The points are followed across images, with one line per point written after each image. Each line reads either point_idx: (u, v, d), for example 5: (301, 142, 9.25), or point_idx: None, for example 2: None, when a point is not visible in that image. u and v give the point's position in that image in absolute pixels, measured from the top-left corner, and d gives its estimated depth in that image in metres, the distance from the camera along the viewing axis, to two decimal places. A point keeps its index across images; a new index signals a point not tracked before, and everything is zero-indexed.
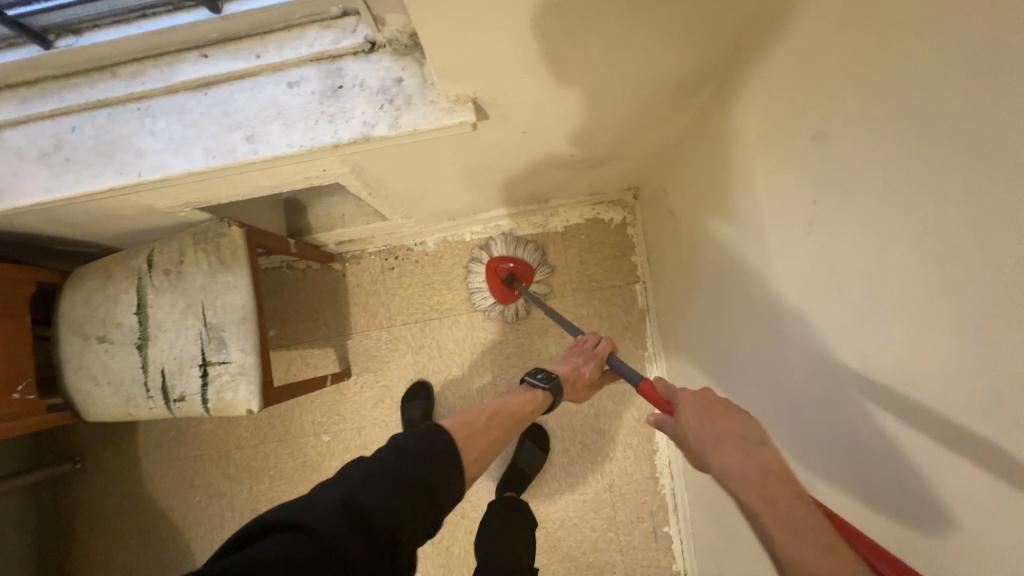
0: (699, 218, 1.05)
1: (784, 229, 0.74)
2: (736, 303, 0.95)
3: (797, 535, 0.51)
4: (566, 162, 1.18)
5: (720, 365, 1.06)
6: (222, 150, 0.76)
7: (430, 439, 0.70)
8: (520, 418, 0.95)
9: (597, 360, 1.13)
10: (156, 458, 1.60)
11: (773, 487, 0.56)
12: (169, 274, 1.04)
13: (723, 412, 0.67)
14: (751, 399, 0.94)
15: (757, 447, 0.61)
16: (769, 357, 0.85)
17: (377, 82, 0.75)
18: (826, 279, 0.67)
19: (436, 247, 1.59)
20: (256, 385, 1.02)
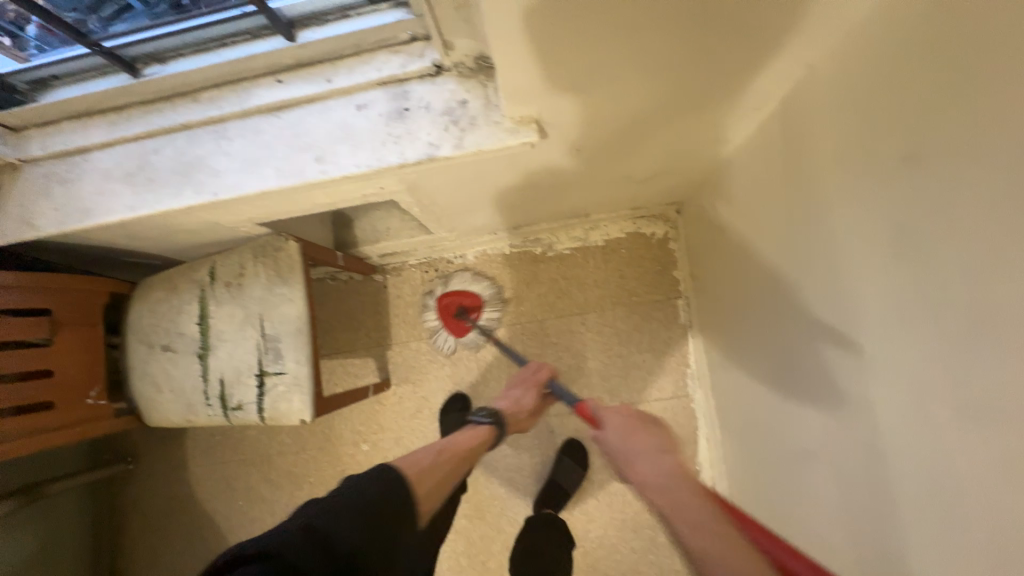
0: (750, 236, 1.03)
1: (851, 253, 0.71)
2: (789, 326, 0.91)
3: (698, 527, 0.57)
4: (612, 178, 1.18)
5: (771, 388, 1.03)
6: (293, 171, 0.79)
7: (378, 475, 0.74)
8: (468, 454, 0.94)
9: (536, 386, 1.22)
10: (202, 461, 1.65)
11: (677, 488, 0.63)
12: (230, 286, 1.08)
13: (638, 426, 0.76)
14: (808, 426, 0.90)
15: (661, 455, 0.69)
16: (828, 385, 0.81)
17: (442, 104, 0.77)
18: (902, 310, 0.63)
19: (476, 260, 1.60)
20: (310, 396, 1.04)
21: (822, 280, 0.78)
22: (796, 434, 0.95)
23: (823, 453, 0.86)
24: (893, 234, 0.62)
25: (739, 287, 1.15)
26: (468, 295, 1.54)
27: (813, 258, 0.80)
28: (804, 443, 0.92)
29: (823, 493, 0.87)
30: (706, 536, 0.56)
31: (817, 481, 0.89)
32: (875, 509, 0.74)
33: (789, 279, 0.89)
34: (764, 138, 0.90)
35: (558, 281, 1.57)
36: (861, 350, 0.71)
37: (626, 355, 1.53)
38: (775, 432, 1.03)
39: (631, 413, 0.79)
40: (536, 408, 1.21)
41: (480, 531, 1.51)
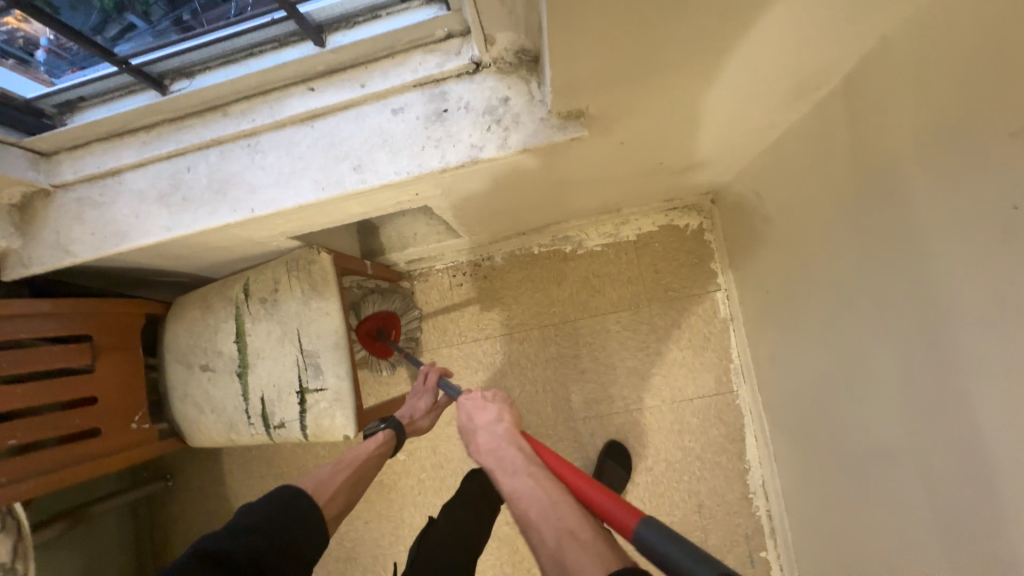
0: (806, 224, 0.97)
1: (948, 242, 0.64)
2: (861, 320, 0.85)
3: (514, 475, 0.71)
4: (649, 170, 1.13)
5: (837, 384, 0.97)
6: (331, 181, 0.76)
7: (274, 496, 0.76)
8: (374, 462, 0.96)
9: (431, 392, 1.15)
10: (240, 476, 1.65)
11: (504, 450, 0.78)
12: (265, 302, 1.06)
13: (485, 406, 0.90)
14: (885, 425, 0.84)
15: (495, 425, 0.83)
16: (914, 383, 0.75)
17: (482, 103, 0.73)
18: (1014, 305, 0.56)
19: (503, 261, 1.56)
20: (352, 412, 1.01)
21: (904, 270, 0.72)
22: (868, 433, 0.89)
23: (905, 454, 0.80)
24: (1007, 222, 0.56)
25: (790, 278, 1.09)
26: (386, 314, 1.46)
27: (892, 246, 0.74)
28: (879, 444, 0.86)
29: (905, 496, 0.82)
30: (518, 480, 0.70)
31: (897, 484, 0.83)
32: (976, 517, 0.68)
33: (858, 269, 0.83)
34: (823, 120, 0.84)
35: (589, 279, 1.52)
36: (959, 347, 0.65)
37: (664, 352, 1.48)
38: (841, 430, 0.98)
39: (485, 396, 0.93)
40: (433, 409, 1.17)
41: (523, 538, 1.48)
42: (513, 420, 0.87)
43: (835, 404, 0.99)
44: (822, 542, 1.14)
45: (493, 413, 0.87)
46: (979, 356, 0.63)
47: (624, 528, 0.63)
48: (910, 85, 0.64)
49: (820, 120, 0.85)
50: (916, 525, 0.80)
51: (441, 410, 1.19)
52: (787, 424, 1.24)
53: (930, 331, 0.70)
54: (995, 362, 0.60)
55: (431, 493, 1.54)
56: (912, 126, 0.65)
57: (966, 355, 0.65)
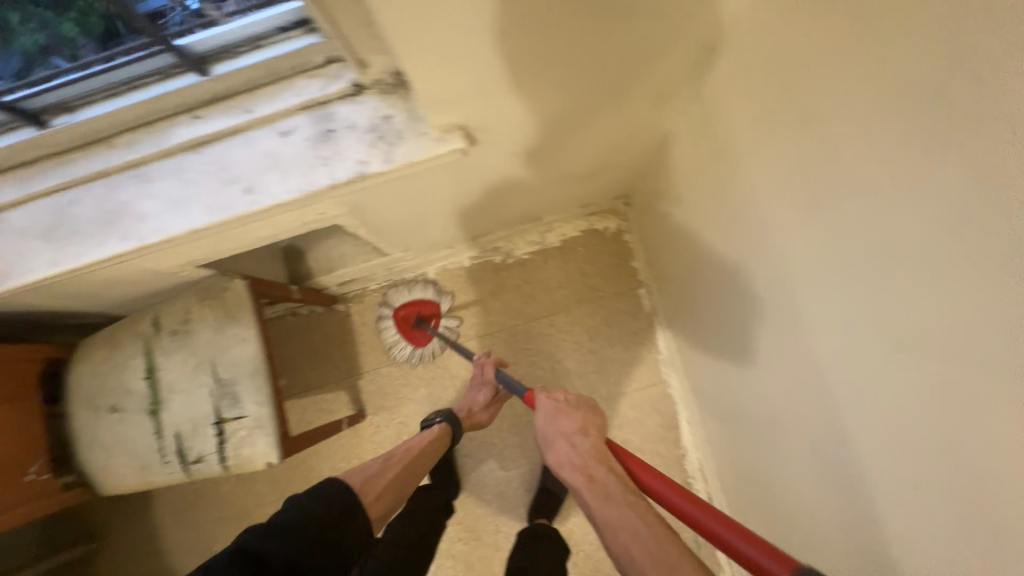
0: (694, 216, 1.06)
1: (783, 222, 0.72)
2: (744, 299, 0.93)
3: (608, 503, 0.68)
4: (556, 178, 1.21)
5: (738, 362, 1.05)
6: (223, 205, 0.77)
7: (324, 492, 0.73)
8: (422, 458, 0.99)
9: (487, 385, 1.25)
10: (174, 527, 1.55)
11: (593, 469, 0.73)
12: (176, 334, 1.04)
13: (566, 409, 0.83)
14: (775, 396, 0.91)
15: (579, 437, 0.78)
16: (787, 352, 0.82)
17: (366, 121, 0.77)
18: (836, 272, 0.63)
19: (437, 276, 1.59)
20: (274, 436, 1.00)
21: (759, 248, 0.81)
22: (766, 404, 0.96)
23: (791, 418, 0.87)
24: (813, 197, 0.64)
25: (693, 267, 1.18)
26: (428, 304, 1.52)
27: (749, 229, 0.83)
28: (775, 414, 0.93)
29: (801, 462, 0.88)
30: (615, 509, 0.67)
31: (793, 449, 0.89)
32: (850, 472, 0.74)
33: (734, 252, 0.91)
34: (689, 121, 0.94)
35: (521, 286, 1.57)
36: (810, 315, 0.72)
37: (598, 350, 1.54)
38: (746, 403, 1.05)
39: (564, 397, 0.86)
40: (491, 402, 1.26)
41: (477, 553, 1.47)
42: (599, 429, 0.81)
43: (740, 381, 1.06)
44: (749, 515, 1.20)
45: (577, 422, 0.81)
46: (823, 320, 0.69)
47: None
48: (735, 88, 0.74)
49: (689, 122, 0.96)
50: (814, 488, 0.85)
51: (498, 404, 1.28)
52: (711, 406, 1.31)
53: (788, 305, 0.77)
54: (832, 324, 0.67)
55: None
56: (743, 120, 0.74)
57: (816, 321, 0.71)
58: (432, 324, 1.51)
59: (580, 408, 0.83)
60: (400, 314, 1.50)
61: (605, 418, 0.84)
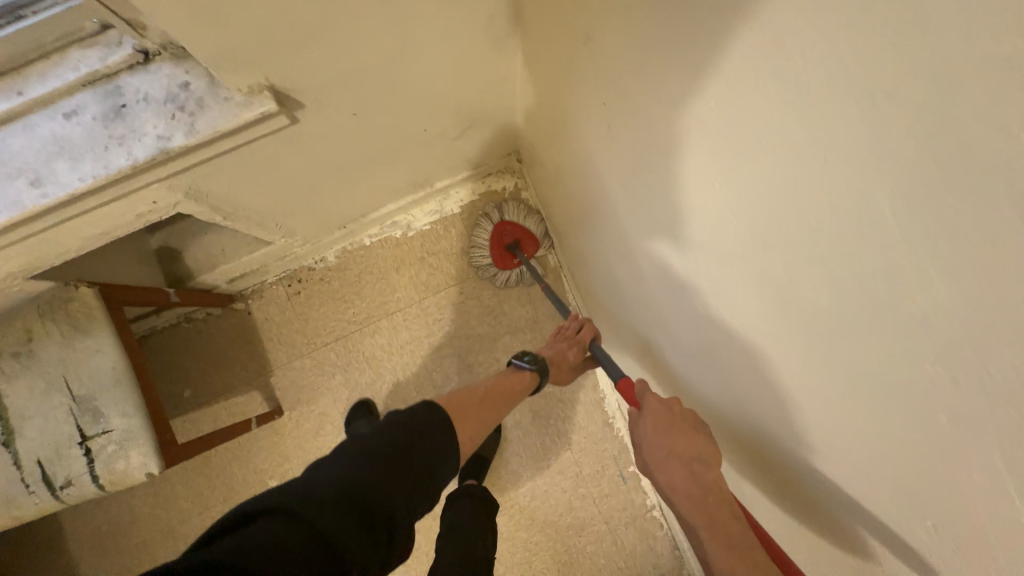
0: (564, 160, 1.06)
1: (627, 146, 0.72)
2: (619, 236, 0.92)
3: (729, 551, 0.67)
4: (427, 139, 1.17)
5: (625, 302, 1.06)
6: (8, 202, 0.69)
7: (422, 416, 0.72)
8: (507, 398, 1.00)
9: (579, 343, 1.17)
10: (94, 561, 1.47)
11: (714, 507, 0.71)
12: (19, 355, 0.94)
13: (683, 428, 0.78)
14: (660, 335, 0.92)
15: (700, 467, 0.75)
16: (657, 284, 0.84)
17: (161, 92, 0.70)
18: (675, 191, 0.64)
19: (338, 259, 1.53)
20: (150, 446, 0.95)
21: (618, 181, 0.81)
22: (656, 345, 0.97)
23: (667, 342, 0.90)
24: (641, 118, 0.64)
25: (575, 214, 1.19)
26: (529, 236, 1.48)
27: (606, 157, 0.82)
28: (663, 351, 0.94)
29: (690, 395, 0.89)
30: (735, 559, 0.66)
31: (682, 383, 0.91)
32: (723, 390, 0.75)
33: (600, 189, 0.91)
34: (538, 59, 0.92)
35: (425, 258, 1.55)
36: (669, 242, 0.72)
37: (510, 310, 1.55)
38: (634, 336, 1.10)
39: (681, 412, 0.80)
40: (580, 361, 1.17)
41: (416, 525, 1.48)
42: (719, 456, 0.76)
43: (632, 323, 1.07)
44: None
45: (697, 448, 0.75)
46: (677, 243, 0.70)
47: None
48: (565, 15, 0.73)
49: (535, 63, 0.94)
50: (706, 419, 0.87)
51: (586, 365, 1.19)
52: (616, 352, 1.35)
53: (650, 237, 0.78)
54: (683, 243, 0.68)
55: None
56: (576, 44, 0.73)
57: (669, 245, 0.73)
58: (525, 254, 1.47)
59: (701, 431, 0.77)
60: (503, 227, 1.46)
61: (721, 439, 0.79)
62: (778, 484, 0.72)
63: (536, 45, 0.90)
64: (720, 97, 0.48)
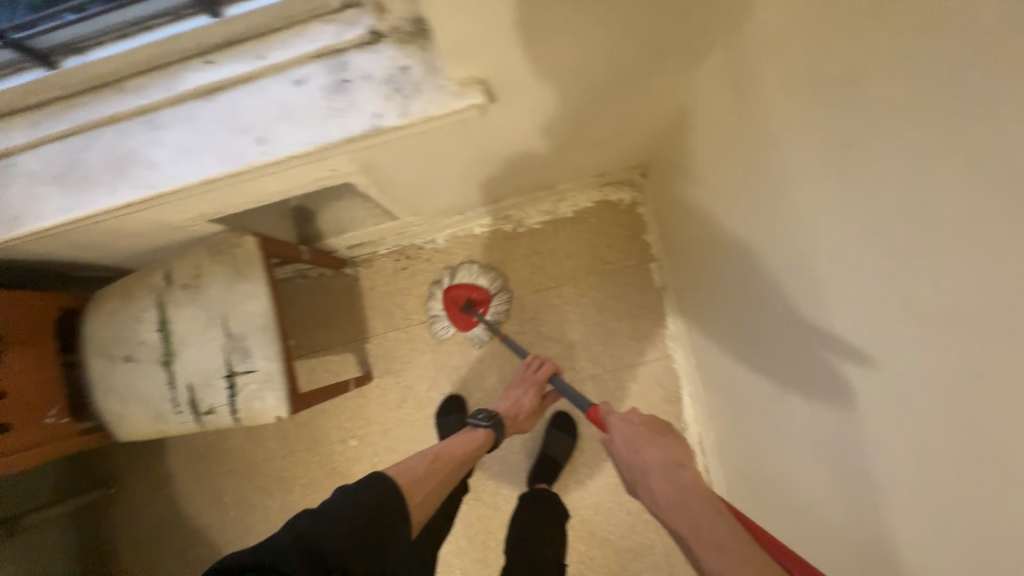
0: (712, 186, 1.03)
1: (800, 191, 0.71)
2: (755, 269, 0.92)
3: (722, 554, 0.54)
4: (572, 144, 1.17)
5: (742, 334, 1.05)
6: (235, 155, 0.76)
7: (376, 485, 0.77)
8: (461, 461, 0.98)
9: (536, 384, 1.29)
10: (187, 476, 1.61)
11: (698, 508, 0.60)
12: (188, 288, 1.04)
13: (647, 434, 0.71)
14: (777, 373, 0.92)
15: (677, 470, 0.65)
16: (788, 327, 0.83)
17: (382, 72, 0.74)
18: (845, 246, 0.64)
19: (446, 243, 1.58)
20: (284, 392, 1.02)
21: (774, 219, 0.80)
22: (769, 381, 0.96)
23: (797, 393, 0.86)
24: (830, 173, 0.63)
25: (707, 242, 1.16)
26: (478, 290, 1.51)
27: (768, 195, 0.80)
28: (776, 390, 0.94)
29: (798, 436, 0.89)
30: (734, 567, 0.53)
31: (793, 426, 0.90)
32: (843, 446, 0.75)
33: (751, 224, 0.89)
34: (717, 85, 0.89)
35: (530, 256, 1.56)
36: (816, 290, 0.72)
37: (604, 323, 1.54)
38: (751, 377, 1.05)
39: (642, 420, 0.74)
40: (535, 408, 1.27)
41: (478, 512, 1.52)
42: (692, 457, 0.68)
43: (745, 356, 1.06)
44: (745, 486, 1.23)
45: (667, 455, 0.68)
46: (827, 294, 0.70)
47: None
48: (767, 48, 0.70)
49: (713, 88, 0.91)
50: (812, 468, 0.86)
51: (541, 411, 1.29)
52: (717, 385, 1.31)
53: (794, 279, 0.78)
54: (836, 297, 0.68)
55: None
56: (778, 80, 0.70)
57: (836, 301, 0.68)
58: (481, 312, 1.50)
59: (669, 435, 0.71)
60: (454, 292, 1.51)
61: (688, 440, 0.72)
62: (871, 550, 0.72)
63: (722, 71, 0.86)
64: (988, 176, 0.42)
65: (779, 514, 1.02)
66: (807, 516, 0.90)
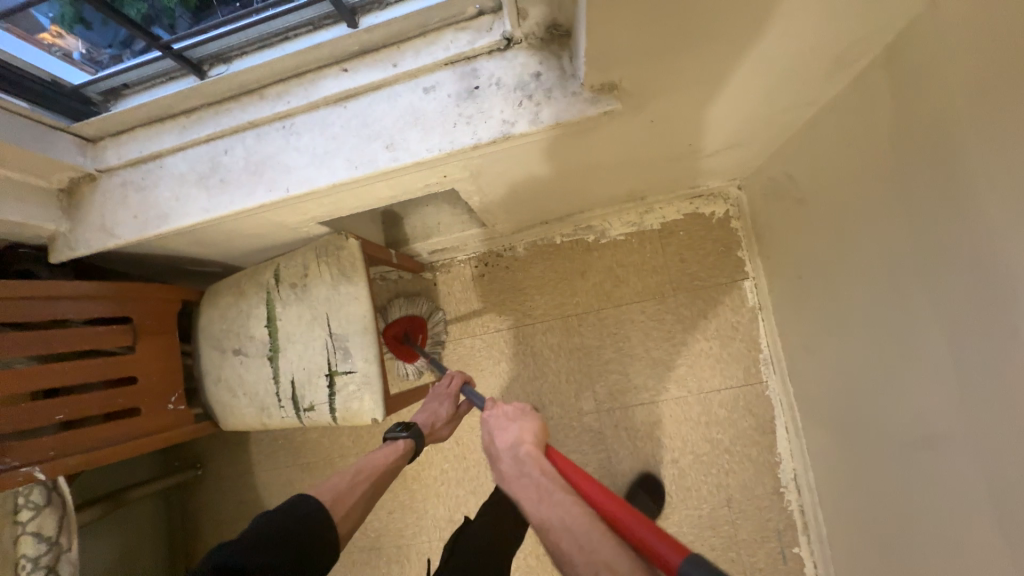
0: (840, 199, 0.95)
1: (995, 207, 0.62)
2: (895, 289, 0.84)
3: (542, 505, 0.70)
4: (675, 154, 1.12)
5: (869, 357, 0.96)
6: (364, 161, 0.77)
7: (292, 507, 0.87)
8: (389, 470, 1.05)
9: (451, 397, 1.24)
10: (267, 466, 1.68)
11: (526, 471, 0.77)
12: (295, 287, 1.08)
13: (506, 421, 0.91)
14: (924, 405, 0.82)
15: (518, 446, 0.84)
16: (952, 356, 0.74)
17: (514, 78, 0.73)
18: None
19: (526, 252, 1.55)
20: (380, 395, 1.03)
21: (940, 233, 0.72)
22: (907, 413, 0.87)
23: (965, 436, 0.75)
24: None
25: (824, 262, 1.07)
26: (411, 319, 1.46)
27: (937, 209, 0.72)
28: (919, 425, 0.85)
29: (949, 479, 0.80)
30: (546, 509, 0.69)
31: (943, 466, 0.81)
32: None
33: (895, 239, 0.81)
34: (864, 92, 0.81)
35: (613, 269, 1.50)
36: (1001, 316, 0.65)
37: (691, 342, 1.46)
38: (883, 411, 0.95)
39: (506, 412, 0.93)
40: (454, 416, 1.24)
41: None
42: (536, 435, 0.87)
43: (871, 385, 0.97)
44: (865, 534, 1.10)
45: (515, 434, 0.87)
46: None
47: (670, 568, 0.58)
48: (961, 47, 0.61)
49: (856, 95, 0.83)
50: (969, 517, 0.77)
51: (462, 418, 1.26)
52: (826, 418, 1.20)
53: (967, 303, 0.69)
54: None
55: (454, 485, 1.52)
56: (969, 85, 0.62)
57: None
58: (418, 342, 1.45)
59: (519, 421, 0.90)
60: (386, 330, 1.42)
61: (542, 423, 0.91)
62: None
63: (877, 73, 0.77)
64: None
65: (913, 563, 0.92)
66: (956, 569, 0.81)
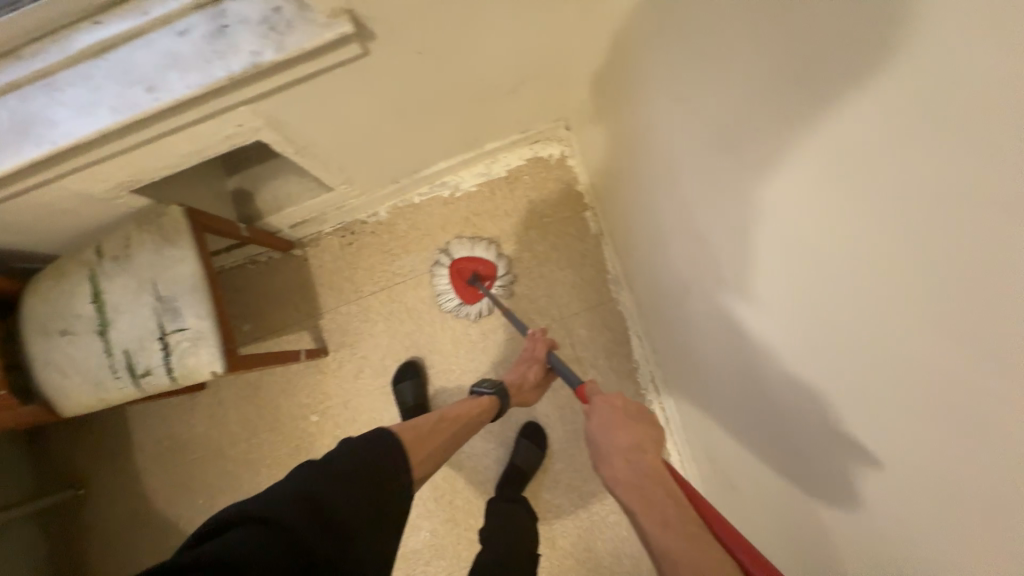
0: (626, 137, 1.16)
1: (683, 137, 0.85)
2: (650, 188, 1.09)
3: (666, 530, 0.64)
4: (481, 93, 1.23)
5: (654, 253, 1.22)
6: (129, 105, 0.81)
7: (376, 444, 0.80)
8: (466, 426, 1.04)
9: (539, 361, 1.26)
10: (155, 470, 1.62)
11: (649, 490, 0.69)
12: (117, 259, 1.08)
13: (626, 420, 0.79)
14: (710, 350, 1.02)
15: (636, 455, 0.74)
16: (678, 228, 1.00)
17: (257, 14, 0.80)
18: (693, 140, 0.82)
19: (389, 214, 1.62)
20: (217, 347, 1.05)
21: (655, 135, 0.98)
22: (689, 326, 1.11)
23: (694, 289, 1.01)
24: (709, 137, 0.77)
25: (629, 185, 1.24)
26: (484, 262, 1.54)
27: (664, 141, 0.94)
28: (722, 385, 1.01)
29: (711, 372, 1.06)
30: (671, 537, 0.63)
31: (732, 412, 1.00)
32: (721, 313, 0.92)
33: (643, 148, 1.07)
34: None
35: (470, 218, 1.60)
36: (685, 188, 0.91)
37: (548, 275, 1.58)
38: (666, 291, 1.20)
39: (623, 406, 0.81)
40: (540, 378, 1.27)
41: (443, 474, 1.53)
42: (657, 447, 0.76)
43: (702, 352, 1.07)
44: (693, 403, 1.27)
45: (633, 436, 0.76)
46: (709, 221, 0.86)
47: None
48: (806, 83, 0.54)
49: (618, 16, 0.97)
50: (746, 453, 0.99)
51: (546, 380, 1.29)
52: (674, 357, 1.31)
53: (738, 299, 0.84)
54: (715, 222, 0.84)
55: None
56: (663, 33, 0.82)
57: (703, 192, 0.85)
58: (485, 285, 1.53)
59: (643, 417, 0.80)
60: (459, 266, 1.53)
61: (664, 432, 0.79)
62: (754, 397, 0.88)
63: (663, 43, 0.83)
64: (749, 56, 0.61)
65: (710, 419, 1.17)
66: (721, 408, 1.07)
